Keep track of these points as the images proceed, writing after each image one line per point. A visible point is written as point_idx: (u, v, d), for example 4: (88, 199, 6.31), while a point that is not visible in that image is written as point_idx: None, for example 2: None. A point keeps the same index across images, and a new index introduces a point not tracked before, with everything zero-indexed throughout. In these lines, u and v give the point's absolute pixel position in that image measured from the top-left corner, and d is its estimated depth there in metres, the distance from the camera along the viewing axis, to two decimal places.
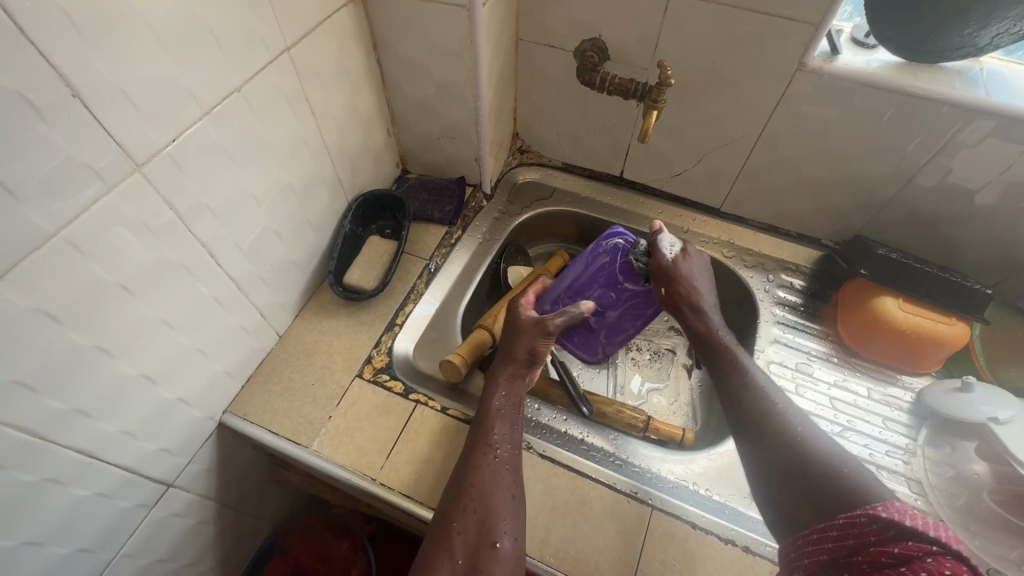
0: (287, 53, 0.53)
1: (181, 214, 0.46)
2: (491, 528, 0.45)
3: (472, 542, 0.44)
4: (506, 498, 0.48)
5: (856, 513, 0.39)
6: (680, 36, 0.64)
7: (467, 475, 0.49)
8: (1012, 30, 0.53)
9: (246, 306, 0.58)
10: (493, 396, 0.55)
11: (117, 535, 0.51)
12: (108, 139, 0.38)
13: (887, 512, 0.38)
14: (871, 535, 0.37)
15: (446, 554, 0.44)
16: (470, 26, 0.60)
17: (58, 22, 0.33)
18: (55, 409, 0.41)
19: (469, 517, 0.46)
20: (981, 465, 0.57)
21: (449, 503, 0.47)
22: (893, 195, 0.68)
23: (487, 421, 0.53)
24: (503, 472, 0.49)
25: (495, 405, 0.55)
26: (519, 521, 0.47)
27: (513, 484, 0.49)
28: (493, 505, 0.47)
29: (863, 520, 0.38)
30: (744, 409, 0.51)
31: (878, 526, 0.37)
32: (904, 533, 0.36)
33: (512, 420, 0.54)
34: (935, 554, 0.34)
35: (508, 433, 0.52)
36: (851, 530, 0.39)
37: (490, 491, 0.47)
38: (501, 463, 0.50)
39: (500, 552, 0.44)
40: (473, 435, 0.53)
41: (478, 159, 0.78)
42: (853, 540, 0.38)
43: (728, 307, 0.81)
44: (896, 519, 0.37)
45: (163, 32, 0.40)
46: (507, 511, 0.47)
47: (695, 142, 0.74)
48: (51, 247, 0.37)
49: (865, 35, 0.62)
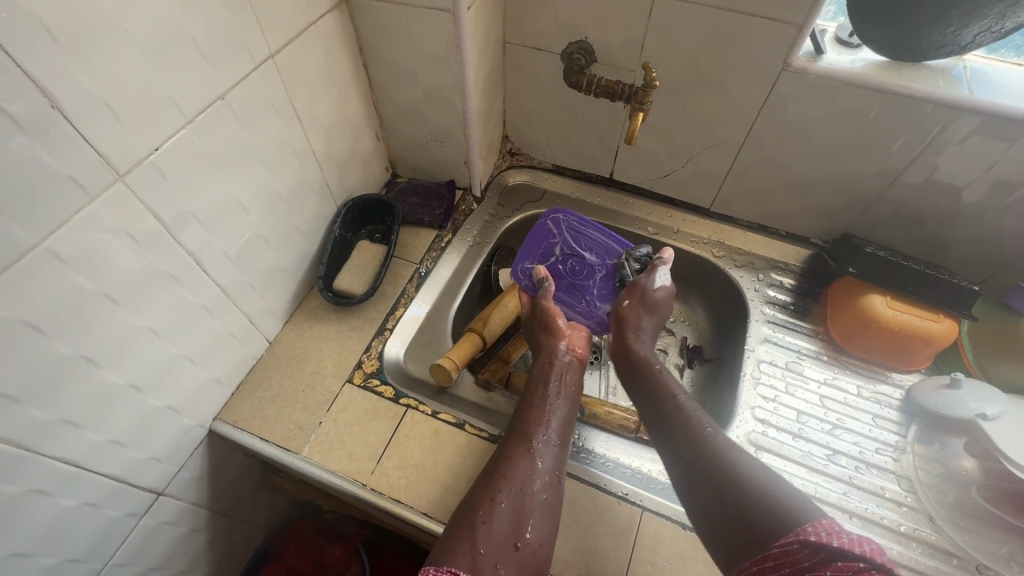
0: (271, 59, 0.53)
1: (166, 221, 0.46)
2: (520, 524, 0.45)
3: (499, 534, 0.44)
4: (538, 497, 0.48)
5: (789, 540, 0.40)
6: (666, 37, 0.64)
7: (506, 465, 0.50)
8: (993, 28, 0.54)
9: (234, 313, 0.58)
10: (538, 393, 0.57)
11: (106, 544, 0.51)
12: (89, 150, 0.38)
13: (816, 534, 0.38)
14: (805, 560, 0.38)
15: (470, 540, 0.43)
16: (456, 30, 0.60)
17: (35, 33, 0.33)
18: (41, 420, 0.41)
19: (499, 508, 0.46)
20: (970, 461, 0.59)
21: (477, 495, 0.47)
22: (880, 193, 0.68)
23: (530, 416, 0.55)
24: (540, 470, 0.50)
25: (538, 399, 0.57)
26: (548, 525, 0.47)
27: (549, 485, 0.49)
28: (523, 501, 0.47)
29: (796, 545, 0.39)
30: (681, 442, 0.51)
31: (810, 550, 0.38)
32: (833, 555, 0.36)
33: (557, 420, 0.55)
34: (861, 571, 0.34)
35: (550, 432, 0.54)
36: (785, 558, 0.39)
37: (524, 485, 0.48)
38: (540, 458, 0.51)
39: (522, 553, 0.44)
40: (513, 427, 0.54)
41: (468, 162, 0.78)
42: (789, 568, 0.38)
43: (719, 306, 0.81)
44: (823, 542, 0.37)
45: (144, 42, 0.40)
46: (539, 510, 0.47)
47: (683, 143, 0.75)
48: (33, 258, 0.37)
49: (849, 34, 0.63)
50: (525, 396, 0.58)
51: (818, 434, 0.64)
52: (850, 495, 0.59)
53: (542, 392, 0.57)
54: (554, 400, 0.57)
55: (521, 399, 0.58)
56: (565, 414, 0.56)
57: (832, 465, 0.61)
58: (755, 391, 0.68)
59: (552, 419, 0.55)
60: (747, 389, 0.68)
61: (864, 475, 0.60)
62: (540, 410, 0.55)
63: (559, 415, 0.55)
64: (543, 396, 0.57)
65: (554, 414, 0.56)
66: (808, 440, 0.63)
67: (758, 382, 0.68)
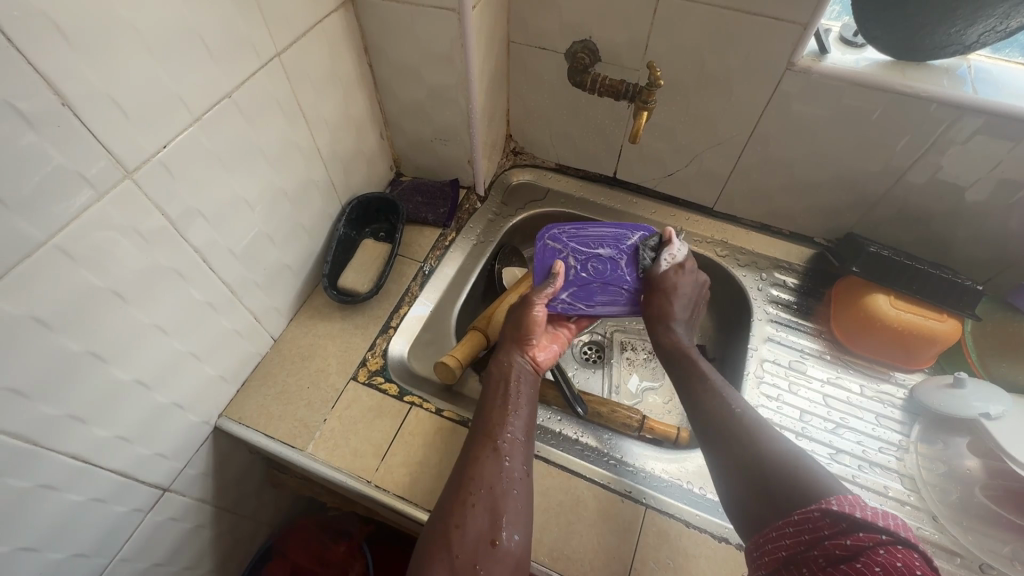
0: (277, 58, 0.53)
1: (173, 219, 0.46)
2: (495, 523, 0.46)
3: (474, 535, 0.45)
4: (510, 494, 0.48)
5: (810, 508, 0.41)
6: (670, 37, 0.64)
7: (472, 466, 0.49)
8: (998, 28, 0.54)
9: (240, 311, 0.58)
10: (495, 391, 0.55)
11: (113, 540, 0.51)
12: (99, 148, 0.39)
13: (838, 504, 0.39)
14: (825, 528, 0.39)
15: (446, 545, 0.44)
16: (461, 29, 0.60)
17: (47, 32, 0.33)
18: (50, 415, 0.41)
19: (472, 510, 0.46)
20: (973, 460, 0.59)
21: (449, 497, 0.48)
22: (884, 192, 0.68)
23: (491, 414, 0.53)
24: (508, 468, 0.49)
25: (498, 397, 0.55)
26: (523, 518, 0.47)
27: (519, 480, 0.49)
28: (495, 500, 0.47)
29: (816, 514, 0.40)
30: (716, 428, 0.51)
31: (831, 519, 0.39)
32: (855, 525, 0.38)
33: (518, 416, 0.54)
34: (885, 543, 0.36)
35: (513, 429, 0.52)
36: (805, 525, 0.40)
37: (494, 484, 0.48)
38: (505, 458, 0.50)
39: (499, 550, 0.45)
40: (476, 426, 0.53)
41: (471, 161, 0.78)
42: (807, 536, 0.40)
43: (722, 305, 0.81)
44: (846, 512, 0.38)
45: (153, 41, 0.40)
46: (512, 507, 0.47)
47: (687, 143, 0.75)
48: (43, 255, 0.37)
49: (853, 34, 0.63)
50: (484, 395, 0.56)
51: (821, 433, 0.64)
52: (853, 494, 0.59)
53: (503, 389, 0.55)
54: (514, 396, 0.55)
55: (481, 396, 0.56)
56: (525, 407, 0.55)
57: (835, 463, 0.61)
58: (758, 390, 0.68)
59: (513, 416, 0.53)
60: (751, 388, 0.68)
61: (867, 474, 0.60)
62: (499, 408, 0.54)
63: (520, 410, 0.54)
64: (500, 394, 0.55)
65: (513, 409, 0.54)
66: (811, 439, 0.63)
67: (762, 381, 0.69)
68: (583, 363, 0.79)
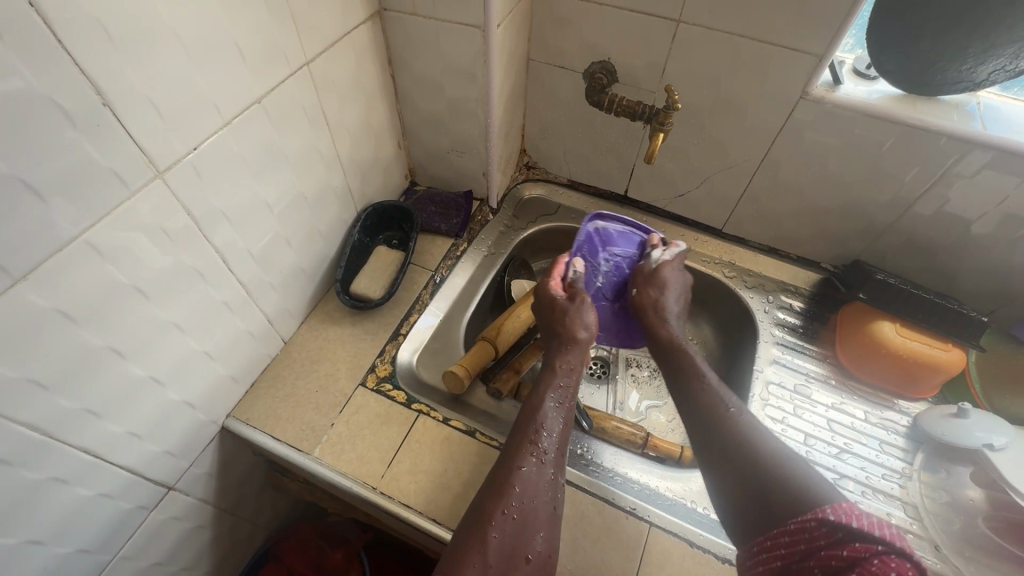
0: (307, 66, 0.54)
1: (197, 218, 0.47)
2: (532, 537, 0.45)
3: (510, 547, 0.44)
4: (547, 509, 0.47)
5: (807, 516, 0.41)
6: (688, 62, 0.66)
7: (516, 475, 0.48)
8: (1009, 67, 0.56)
9: (254, 312, 0.59)
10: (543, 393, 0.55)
11: (116, 536, 0.51)
12: (134, 148, 0.40)
13: (834, 514, 0.39)
14: (820, 538, 0.39)
15: (480, 554, 0.43)
16: (484, 45, 0.62)
17: (93, 33, 0.34)
18: (67, 409, 0.41)
19: (509, 521, 0.45)
20: (976, 490, 0.59)
21: (483, 504, 0.46)
22: (891, 222, 0.69)
23: (535, 418, 0.52)
24: (548, 480, 0.49)
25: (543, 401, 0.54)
26: (555, 535, 0.47)
27: (555, 493, 0.49)
28: (535, 513, 0.46)
29: (813, 524, 0.40)
30: (720, 429, 0.51)
31: (827, 529, 0.39)
32: (850, 535, 0.37)
33: (562, 426, 0.53)
34: (881, 554, 0.35)
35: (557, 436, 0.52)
36: (801, 534, 0.40)
37: (533, 496, 0.47)
38: (547, 469, 0.49)
39: (531, 566, 0.43)
40: (517, 430, 0.52)
41: (486, 174, 0.79)
42: (803, 545, 0.40)
43: (727, 326, 0.82)
44: (843, 522, 0.38)
45: (192, 46, 0.41)
46: (547, 521, 0.47)
47: (699, 165, 0.76)
48: (73, 249, 0.38)
49: (866, 66, 0.64)
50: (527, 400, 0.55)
51: (826, 458, 0.64)
52: None
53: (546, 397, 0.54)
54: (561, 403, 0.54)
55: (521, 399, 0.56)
56: (567, 416, 0.54)
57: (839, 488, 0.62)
58: (763, 412, 0.68)
59: (557, 423, 0.53)
60: (755, 410, 0.68)
61: (870, 501, 0.61)
62: (545, 414, 0.53)
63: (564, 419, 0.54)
64: (548, 397, 0.55)
65: (556, 415, 0.53)
66: (815, 463, 0.64)
67: (767, 403, 0.69)
68: (589, 379, 0.80)
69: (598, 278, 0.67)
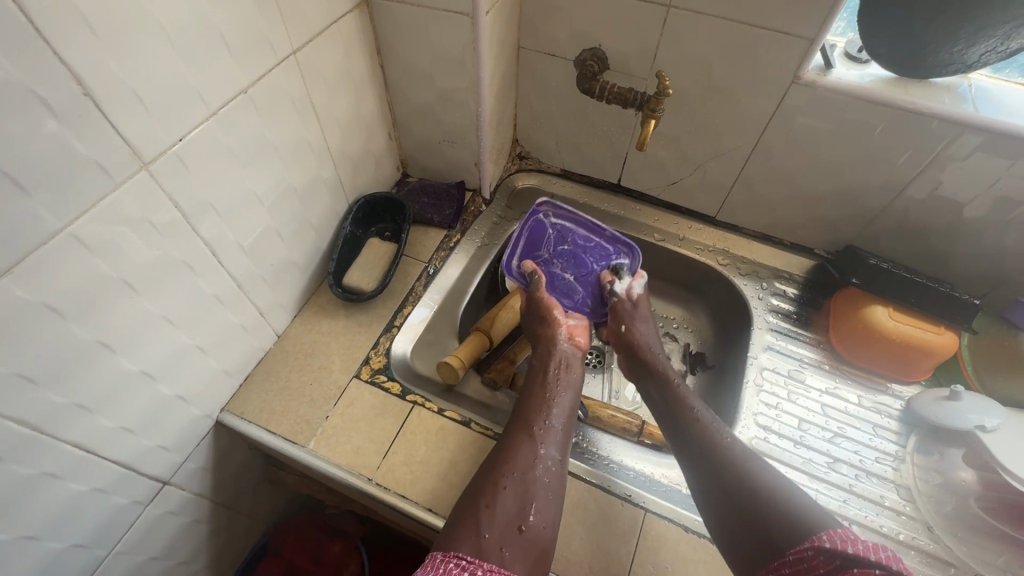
0: (293, 56, 0.54)
1: (185, 212, 0.47)
2: (524, 508, 0.46)
3: (503, 517, 0.45)
4: (542, 481, 0.48)
5: (804, 547, 0.41)
6: (679, 48, 0.65)
7: (509, 452, 0.50)
8: (999, 48, 0.56)
9: (246, 306, 0.59)
10: (537, 384, 0.58)
11: (111, 531, 0.51)
12: (118, 139, 0.39)
13: (831, 542, 0.40)
14: (820, 567, 0.39)
15: (474, 524, 0.44)
16: (474, 33, 0.61)
17: (70, 22, 0.34)
18: (58, 404, 0.41)
19: (503, 492, 0.46)
20: (968, 471, 0.60)
21: (481, 480, 0.48)
22: (884, 207, 0.69)
23: (530, 404, 0.55)
24: (543, 457, 0.50)
25: (539, 390, 0.57)
26: (553, 509, 0.47)
27: (552, 470, 0.50)
28: (528, 485, 0.48)
29: (811, 552, 0.40)
30: (705, 448, 0.53)
31: (824, 558, 0.39)
32: (848, 562, 0.37)
33: (558, 410, 0.55)
34: None
35: (551, 419, 0.54)
36: (801, 565, 0.40)
37: (526, 470, 0.49)
38: (541, 447, 0.51)
39: (525, 535, 0.44)
40: (514, 416, 0.55)
41: (478, 164, 0.79)
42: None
43: (722, 313, 0.82)
44: (839, 549, 0.39)
45: (175, 36, 0.41)
46: (543, 495, 0.47)
47: (692, 152, 0.76)
48: (58, 243, 0.37)
49: (858, 50, 0.64)
50: (524, 390, 0.58)
51: (820, 442, 0.65)
52: (849, 502, 0.59)
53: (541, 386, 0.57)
54: (555, 391, 0.57)
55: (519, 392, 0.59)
56: (565, 402, 0.56)
57: (833, 472, 0.62)
58: (757, 398, 0.68)
59: (552, 408, 0.55)
60: (750, 396, 0.68)
61: (864, 484, 0.61)
62: (540, 399, 0.56)
63: (562, 405, 0.55)
64: (541, 386, 0.58)
65: (552, 402, 0.56)
66: (809, 447, 0.64)
67: (761, 389, 0.69)
68: (584, 367, 0.80)
69: (559, 271, 0.71)
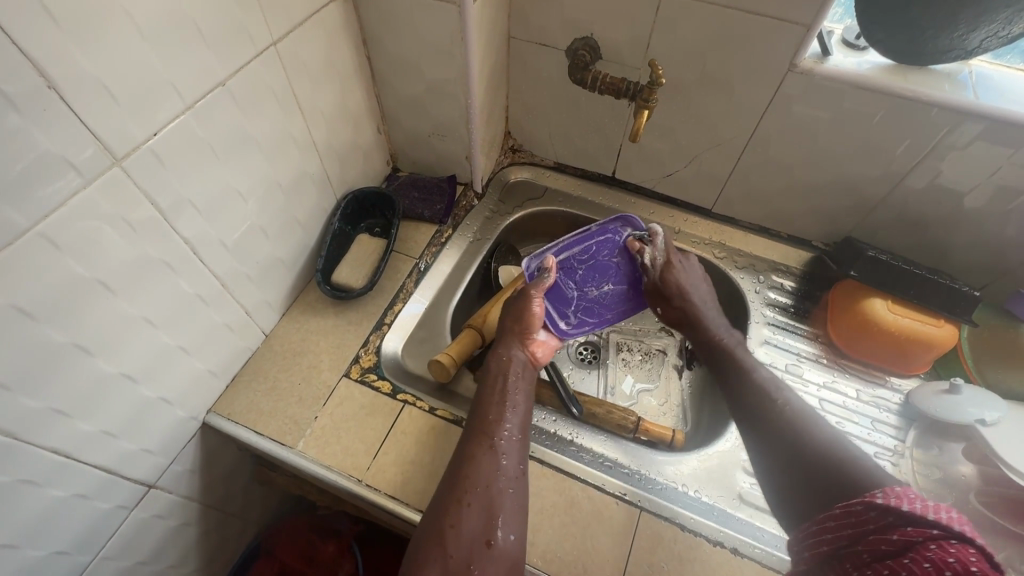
0: (274, 46, 0.52)
1: (164, 208, 0.45)
2: (490, 524, 0.44)
3: (469, 535, 0.43)
4: (506, 493, 0.47)
5: (856, 501, 0.39)
6: (672, 36, 0.63)
7: (469, 464, 0.47)
8: (1001, 33, 0.54)
9: (231, 304, 0.57)
10: (490, 385, 0.54)
11: (95, 537, 0.50)
12: (88, 133, 0.38)
13: (884, 497, 0.37)
14: (870, 523, 0.37)
15: (440, 546, 0.43)
16: (461, 22, 0.59)
17: (32, 9, 0.32)
18: (33, 409, 0.40)
19: (467, 509, 0.45)
20: (967, 466, 0.58)
21: (443, 496, 0.46)
22: (883, 197, 0.68)
23: (487, 411, 0.52)
24: (505, 467, 0.48)
25: (493, 394, 0.53)
26: (519, 518, 0.46)
27: (515, 479, 0.48)
28: (493, 499, 0.46)
29: (860, 507, 0.38)
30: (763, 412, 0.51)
31: (877, 513, 0.37)
32: (904, 519, 0.35)
33: (515, 413, 0.52)
34: (935, 538, 0.33)
35: (510, 424, 0.51)
36: (846, 519, 0.38)
37: (489, 483, 0.46)
38: (501, 457, 0.49)
39: (494, 550, 0.43)
40: (472, 423, 0.52)
41: (469, 157, 0.77)
42: (850, 529, 0.38)
43: (718, 307, 0.81)
44: (893, 506, 0.36)
45: (146, 25, 0.39)
46: (508, 506, 0.46)
47: (687, 143, 0.74)
48: (27, 242, 0.36)
49: (855, 36, 0.62)
50: (480, 392, 0.55)
51: None
52: None
53: (498, 389, 0.54)
54: (510, 393, 0.54)
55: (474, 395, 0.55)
56: (521, 404, 0.53)
57: None
58: None
59: (507, 411, 0.52)
60: None
61: None
62: (496, 404, 0.53)
63: (518, 407, 0.53)
64: (495, 388, 0.54)
65: (508, 404, 0.53)
66: None
67: None
68: (579, 364, 0.79)
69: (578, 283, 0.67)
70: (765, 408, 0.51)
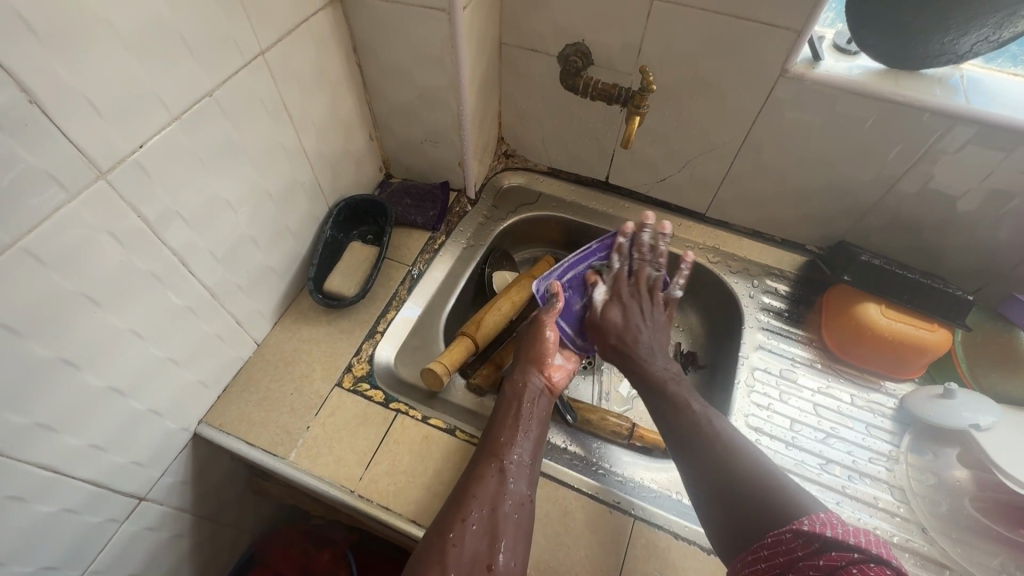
0: (262, 56, 0.52)
1: (150, 221, 0.45)
2: (492, 546, 0.45)
3: (470, 557, 0.44)
4: (510, 517, 0.47)
5: (785, 530, 0.41)
6: (664, 41, 0.63)
7: (476, 484, 0.49)
8: (992, 37, 0.54)
9: (221, 315, 0.57)
10: (506, 410, 0.56)
11: (84, 551, 0.49)
12: (71, 148, 0.37)
13: (809, 525, 0.39)
14: (799, 549, 0.39)
15: (440, 560, 0.43)
16: (451, 29, 0.59)
17: (12, 25, 0.32)
18: (19, 425, 0.40)
19: (470, 529, 0.45)
20: (963, 471, 0.59)
21: (448, 513, 0.47)
22: (876, 201, 0.68)
23: (499, 434, 0.53)
24: (511, 491, 0.49)
25: (508, 418, 0.55)
26: (521, 544, 0.46)
27: (520, 504, 0.49)
28: (496, 521, 0.46)
29: (789, 535, 0.40)
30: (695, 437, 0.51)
31: (804, 540, 0.39)
32: (827, 544, 0.37)
33: (527, 440, 0.53)
34: (855, 561, 0.35)
35: (520, 450, 0.52)
36: (779, 548, 0.40)
37: (494, 505, 0.47)
38: (509, 480, 0.50)
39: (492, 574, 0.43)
40: (484, 444, 0.53)
41: (461, 163, 0.77)
42: (783, 557, 0.39)
43: (712, 311, 0.81)
44: (818, 532, 0.38)
45: (130, 39, 0.39)
46: (510, 532, 0.46)
47: (680, 148, 0.74)
48: (10, 258, 0.36)
49: (847, 41, 0.62)
50: (494, 415, 0.56)
51: (813, 443, 0.63)
52: (842, 504, 0.58)
53: (513, 415, 0.55)
54: (524, 419, 0.55)
55: (490, 417, 0.57)
56: (534, 432, 0.54)
57: (826, 474, 0.61)
58: (749, 399, 0.67)
59: (520, 438, 0.53)
60: (741, 397, 0.67)
61: (857, 485, 0.60)
62: (508, 428, 0.54)
63: (530, 433, 0.54)
64: (510, 413, 0.55)
65: (520, 431, 0.54)
66: (801, 449, 0.63)
67: (753, 390, 0.68)
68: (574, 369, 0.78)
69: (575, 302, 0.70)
70: (698, 437, 0.51)
